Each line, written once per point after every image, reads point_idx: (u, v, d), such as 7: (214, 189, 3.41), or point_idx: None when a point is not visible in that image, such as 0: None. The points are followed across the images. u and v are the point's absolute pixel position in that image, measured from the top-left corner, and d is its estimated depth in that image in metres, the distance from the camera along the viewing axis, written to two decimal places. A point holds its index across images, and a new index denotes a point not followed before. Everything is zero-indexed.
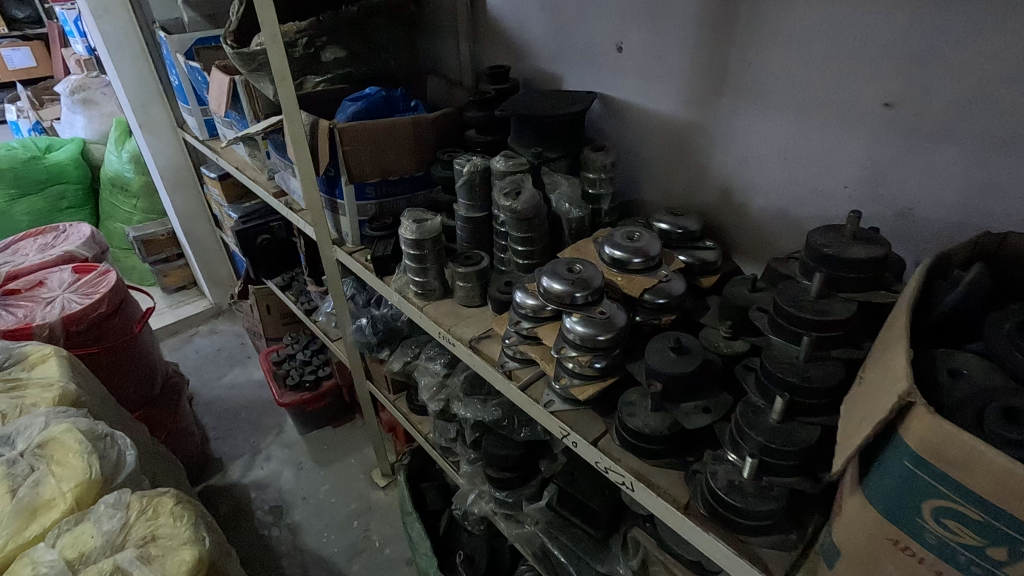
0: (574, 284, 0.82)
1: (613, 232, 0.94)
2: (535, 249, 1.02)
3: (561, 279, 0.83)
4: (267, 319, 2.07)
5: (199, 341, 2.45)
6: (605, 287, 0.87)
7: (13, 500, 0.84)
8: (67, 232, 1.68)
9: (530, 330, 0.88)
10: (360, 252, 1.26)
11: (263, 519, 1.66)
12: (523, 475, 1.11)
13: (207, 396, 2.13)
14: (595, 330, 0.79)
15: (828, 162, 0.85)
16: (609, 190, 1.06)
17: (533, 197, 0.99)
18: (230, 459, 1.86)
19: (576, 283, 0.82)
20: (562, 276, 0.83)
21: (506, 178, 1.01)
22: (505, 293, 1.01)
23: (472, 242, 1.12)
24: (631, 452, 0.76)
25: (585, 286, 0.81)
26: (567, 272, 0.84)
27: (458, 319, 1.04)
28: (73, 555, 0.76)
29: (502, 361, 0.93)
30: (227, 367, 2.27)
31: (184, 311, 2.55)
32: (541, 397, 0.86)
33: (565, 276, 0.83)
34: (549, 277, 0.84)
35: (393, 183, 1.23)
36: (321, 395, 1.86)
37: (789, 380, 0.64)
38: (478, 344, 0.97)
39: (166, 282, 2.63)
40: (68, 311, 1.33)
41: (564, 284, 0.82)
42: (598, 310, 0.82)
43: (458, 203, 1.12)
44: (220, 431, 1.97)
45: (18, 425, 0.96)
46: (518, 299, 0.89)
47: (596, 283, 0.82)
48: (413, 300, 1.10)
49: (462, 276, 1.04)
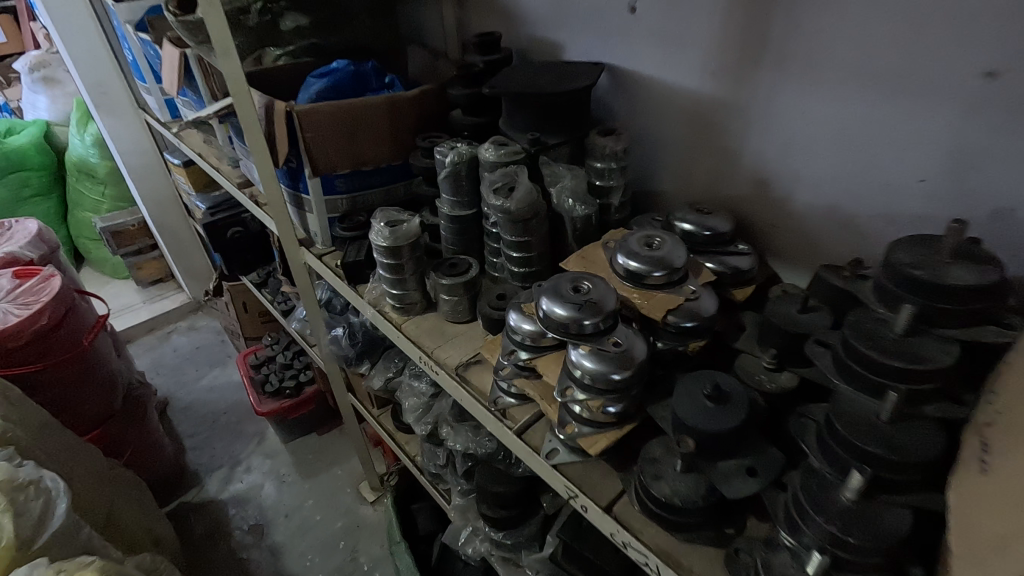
0: (582, 309, 0.65)
1: (627, 237, 0.77)
2: (533, 256, 0.86)
3: (566, 302, 0.66)
4: (245, 317, 1.91)
5: (177, 339, 2.28)
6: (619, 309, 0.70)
7: None
8: (12, 229, 1.51)
9: (527, 362, 0.72)
10: (331, 255, 1.09)
11: (242, 540, 1.53)
12: (524, 513, 0.96)
13: (184, 401, 1.97)
14: (608, 369, 0.63)
15: (897, 148, 0.67)
16: (620, 182, 0.89)
17: (530, 194, 0.81)
18: (207, 472, 1.72)
19: (584, 307, 0.65)
20: (566, 298, 0.67)
21: (498, 171, 0.84)
22: (497, 310, 0.85)
23: (458, 245, 0.95)
24: (656, 524, 0.62)
25: (596, 311, 0.65)
26: (573, 293, 0.68)
27: (443, 339, 0.88)
28: None
29: (494, 397, 0.77)
30: (206, 368, 2.12)
31: (160, 306, 2.38)
32: (541, 445, 0.71)
33: (570, 298, 0.67)
34: (550, 298, 0.68)
35: (367, 175, 1.05)
36: (303, 401, 1.71)
37: (868, 450, 0.49)
38: (466, 373, 0.82)
39: (141, 275, 2.45)
40: (2, 326, 1.16)
41: (570, 309, 0.65)
42: (612, 341, 0.66)
43: (441, 198, 0.94)
44: (197, 440, 1.83)
45: None
46: (511, 322, 0.73)
47: (608, 306, 0.66)
48: (390, 316, 0.93)
49: (446, 289, 0.88)
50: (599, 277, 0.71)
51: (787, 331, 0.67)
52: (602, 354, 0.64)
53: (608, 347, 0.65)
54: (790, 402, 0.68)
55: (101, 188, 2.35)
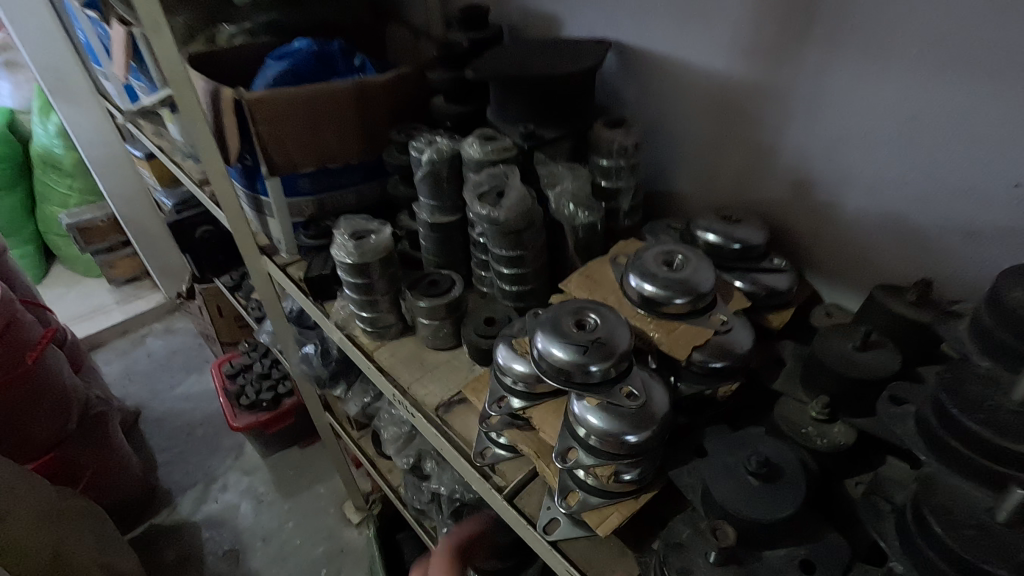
0: (588, 353, 0.52)
1: (641, 253, 0.63)
2: (527, 273, 0.72)
3: (569, 342, 0.53)
4: (221, 322, 1.78)
5: (152, 343, 2.14)
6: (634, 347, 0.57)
7: None
8: None
9: (520, 411, 0.59)
10: (297, 265, 0.95)
11: (216, 567, 1.42)
12: (520, 562, 0.85)
13: (157, 411, 1.84)
14: (621, 431, 0.51)
15: (985, 146, 0.53)
16: (631, 183, 0.75)
17: (524, 201, 0.67)
18: (180, 490, 1.60)
19: (590, 350, 0.52)
20: (569, 336, 0.53)
21: (484, 172, 0.69)
22: (486, 338, 0.72)
23: (441, 257, 0.82)
24: None
25: (605, 356, 0.52)
26: (576, 329, 0.54)
27: (421, 371, 0.75)
28: None
29: (481, 448, 0.64)
30: (182, 374, 1.98)
31: (134, 307, 2.23)
32: (538, 513, 0.59)
33: (574, 336, 0.53)
34: (548, 336, 0.54)
35: (335, 173, 0.90)
36: (282, 415, 1.58)
37: (980, 567, 0.36)
38: (448, 416, 0.69)
39: (114, 274, 2.30)
40: None
41: (573, 352, 0.52)
42: (623, 392, 0.53)
43: (418, 202, 0.80)
44: (170, 454, 1.70)
45: None
46: (500, 361, 0.60)
47: (620, 348, 0.53)
48: (361, 341, 0.80)
49: (425, 313, 0.74)
50: (607, 306, 0.57)
51: (844, 376, 0.54)
52: (610, 410, 0.52)
53: (619, 400, 0.52)
54: (843, 464, 0.56)
55: (68, 181, 2.18)
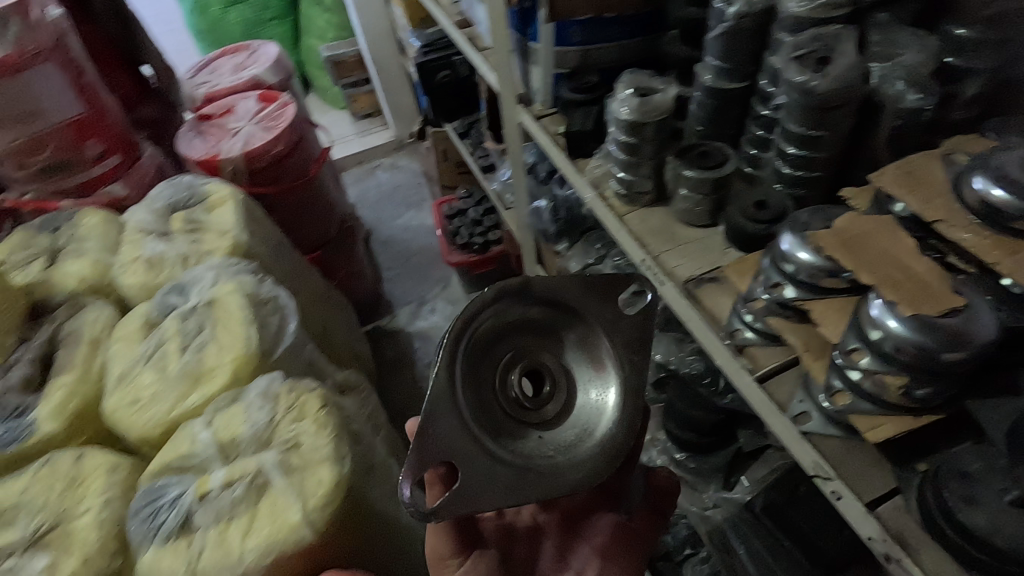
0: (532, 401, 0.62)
1: (996, 154, 0.53)
2: (817, 159, 0.64)
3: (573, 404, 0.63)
4: (443, 165, 1.93)
5: (381, 176, 2.41)
6: (487, 359, 0.61)
7: (181, 359, 0.85)
8: (258, 52, 1.63)
9: (794, 301, 0.57)
10: (551, 118, 0.96)
11: (423, 372, 1.70)
12: (718, 441, 0.89)
13: (384, 235, 2.14)
14: (928, 348, 0.46)
15: None
16: (990, 63, 0.60)
17: (851, 73, 0.58)
18: (399, 304, 1.89)
19: (562, 381, 0.64)
20: (555, 394, 0.63)
21: (806, 33, 0.61)
22: (756, 224, 0.68)
23: (712, 127, 0.76)
24: (947, 553, 0.47)
25: (522, 399, 0.62)
26: (636, 328, 0.63)
27: (672, 241, 0.75)
28: (225, 439, 0.76)
29: (731, 328, 0.64)
30: (404, 208, 2.23)
31: (370, 140, 2.49)
32: (788, 402, 0.58)
33: (494, 522, 0.73)
34: (568, 394, 0.64)
35: (607, 24, 0.85)
36: (489, 259, 1.72)
37: None
38: (696, 288, 0.69)
39: (356, 108, 2.57)
40: (250, 146, 1.29)
41: (588, 404, 0.63)
42: (494, 373, 0.61)
43: (702, 65, 0.74)
44: (392, 272, 2.00)
45: (193, 276, 0.96)
46: (782, 247, 0.57)
47: (503, 396, 0.61)
48: (612, 204, 0.82)
49: (689, 184, 0.72)
50: (556, 292, 0.63)
51: None
52: (499, 409, 0.60)
53: (499, 382, 0.61)
54: None
55: (329, 15, 2.36)
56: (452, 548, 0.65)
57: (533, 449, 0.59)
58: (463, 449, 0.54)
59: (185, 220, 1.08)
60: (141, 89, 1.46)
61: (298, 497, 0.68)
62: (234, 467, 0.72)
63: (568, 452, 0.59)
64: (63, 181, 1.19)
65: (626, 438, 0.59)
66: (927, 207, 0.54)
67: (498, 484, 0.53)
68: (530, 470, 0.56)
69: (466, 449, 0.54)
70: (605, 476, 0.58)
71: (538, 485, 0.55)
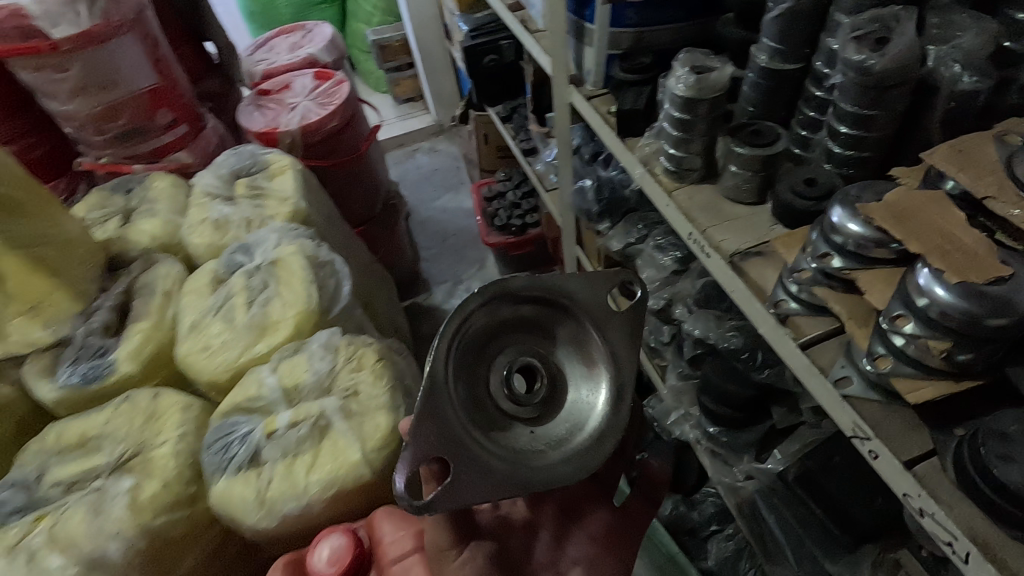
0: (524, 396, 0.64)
1: None
2: (869, 138, 0.66)
3: (562, 400, 0.66)
4: (483, 149, 1.97)
5: (421, 159, 2.47)
6: (480, 355, 0.62)
7: (248, 312, 0.92)
8: (313, 32, 1.70)
9: (841, 270, 0.59)
10: (602, 98, 0.99)
11: None
12: (751, 417, 0.91)
13: (422, 216, 2.19)
14: (971, 312, 0.48)
15: None
16: None
17: (909, 53, 0.60)
18: (435, 282, 1.94)
19: (553, 377, 0.66)
20: (548, 388, 0.66)
21: (864, 15, 0.64)
22: (804, 201, 0.70)
23: (763, 107, 0.78)
24: (980, 510, 0.49)
25: (515, 393, 0.63)
26: (625, 326, 0.68)
27: (719, 217, 0.78)
28: (289, 385, 0.81)
29: (776, 298, 0.67)
30: (441, 191, 2.29)
31: (410, 124, 2.54)
32: (830, 367, 0.61)
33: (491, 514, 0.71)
34: (558, 390, 0.66)
35: (663, 7, 0.88)
36: (526, 242, 1.77)
37: None
38: (742, 261, 0.72)
39: (398, 92, 2.63)
40: (307, 121, 1.35)
41: (577, 401, 0.66)
42: (489, 369, 0.62)
43: (757, 47, 0.76)
44: (429, 252, 2.05)
45: (257, 238, 1.03)
46: (831, 219, 0.60)
47: (496, 391, 0.62)
48: (661, 180, 0.84)
49: (739, 161, 0.74)
50: (549, 291, 0.66)
51: None
52: (493, 405, 0.61)
53: (492, 378, 0.63)
54: None
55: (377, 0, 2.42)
56: (452, 538, 0.64)
57: (525, 443, 0.61)
58: (458, 444, 0.55)
59: (249, 186, 1.15)
60: (203, 65, 1.53)
61: (357, 438, 0.74)
62: (298, 409, 0.78)
63: (557, 446, 0.62)
64: (135, 147, 1.27)
65: (614, 433, 0.63)
66: (977, 183, 0.56)
67: (493, 479, 0.55)
68: (523, 464, 0.58)
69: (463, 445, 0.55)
70: (595, 467, 0.61)
71: (530, 478, 0.57)
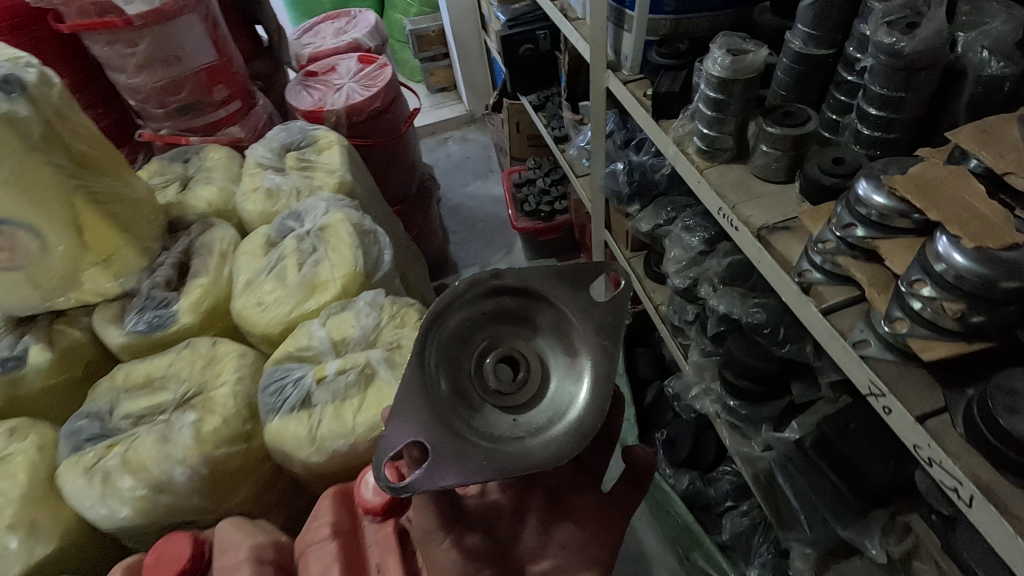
0: (508, 387, 0.65)
1: None
2: (897, 120, 0.70)
3: (547, 393, 0.66)
4: (515, 137, 2.02)
5: (452, 147, 2.53)
6: (461, 347, 0.66)
7: (299, 272, 0.98)
8: (357, 18, 1.77)
9: (863, 240, 0.63)
10: (638, 83, 1.03)
11: None
12: (771, 391, 0.94)
13: (452, 202, 2.25)
14: (986, 276, 0.52)
15: None
16: None
17: (938, 37, 0.64)
18: (464, 265, 2.00)
19: (537, 369, 0.67)
20: (534, 380, 0.67)
21: (897, 1, 0.67)
22: (832, 177, 0.73)
23: (795, 91, 0.82)
24: (986, 459, 0.53)
25: (498, 385, 0.65)
26: (608, 315, 0.68)
27: (749, 194, 0.82)
28: (337, 338, 0.88)
29: (800, 269, 0.71)
30: (471, 178, 2.35)
31: (442, 113, 2.61)
32: (849, 331, 0.65)
33: (478, 499, 0.74)
34: (543, 383, 0.67)
35: None
36: (554, 227, 1.83)
37: None
38: (769, 234, 0.76)
39: (432, 82, 2.69)
40: (352, 101, 1.42)
41: (562, 394, 0.66)
42: (471, 362, 0.66)
43: (792, 32, 0.80)
44: (459, 236, 2.11)
45: (307, 205, 1.09)
46: (858, 191, 0.63)
47: (478, 382, 0.65)
48: (693, 160, 0.88)
49: (770, 140, 0.78)
50: (528, 284, 0.68)
51: None
52: (475, 395, 0.64)
53: (475, 369, 0.65)
54: None
55: None
56: (438, 522, 0.66)
57: (504, 431, 0.62)
58: (431, 429, 0.58)
59: (299, 159, 1.22)
60: (254, 46, 1.60)
61: None
62: (346, 359, 0.84)
63: (537, 434, 0.62)
64: (191, 121, 1.35)
65: (593, 419, 0.61)
66: (999, 160, 0.59)
67: (464, 463, 0.56)
68: (497, 450, 0.58)
69: (433, 429, 0.58)
70: (572, 453, 0.59)
71: (504, 461, 0.57)
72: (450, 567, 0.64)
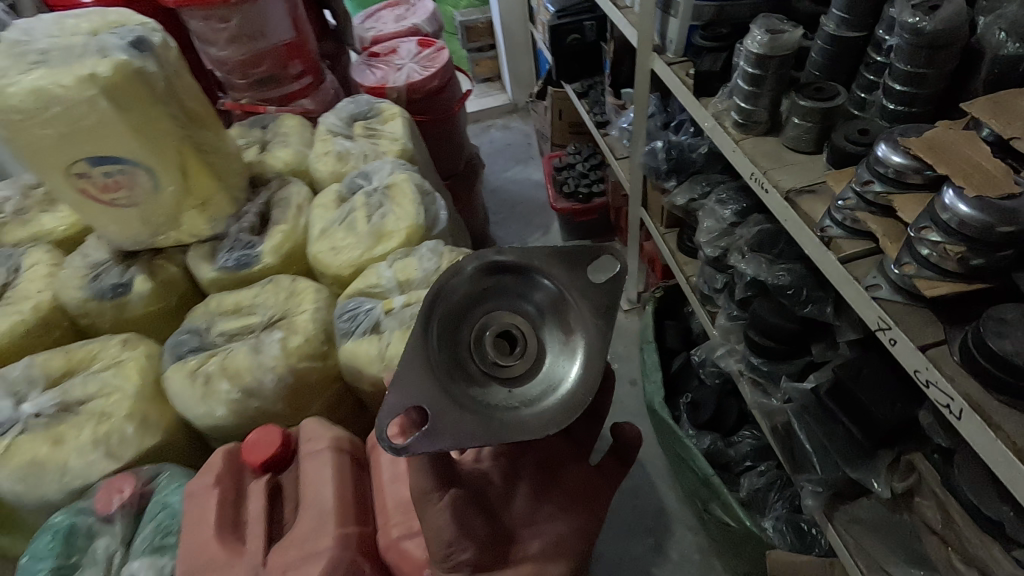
0: (506, 358, 0.67)
1: None
2: (919, 95, 0.77)
3: (542, 365, 0.69)
4: (557, 124, 2.12)
5: (494, 133, 2.64)
6: (462, 318, 0.68)
7: (368, 223, 1.10)
8: (416, 5, 1.89)
9: (881, 195, 0.72)
10: (681, 64, 1.12)
11: None
12: (791, 350, 1.03)
13: (493, 184, 2.37)
14: (985, 220, 0.59)
15: None
16: None
17: (958, 18, 0.72)
18: (503, 243, 2.12)
19: (535, 343, 0.69)
20: (531, 349, 0.69)
21: None
22: (856, 145, 0.81)
23: (828, 70, 0.90)
24: (975, 379, 0.61)
25: (496, 355, 0.67)
26: (605, 297, 0.71)
27: (780, 163, 0.90)
28: (403, 278, 0.99)
29: (822, 225, 0.79)
30: (512, 163, 2.46)
31: (486, 101, 2.73)
32: (863, 277, 0.73)
33: (472, 465, 0.75)
34: (540, 354, 0.69)
35: None
36: (592, 209, 1.92)
37: None
38: (796, 196, 0.84)
39: (477, 71, 2.81)
40: (412, 80, 1.54)
41: (556, 368, 0.68)
42: (470, 334, 0.67)
43: (827, 16, 0.88)
44: (499, 216, 2.22)
45: (374, 167, 1.22)
46: (879, 153, 0.71)
47: (477, 351, 0.67)
48: (730, 132, 0.97)
49: (802, 112, 0.87)
50: (526, 263, 0.70)
51: None
52: (473, 365, 0.66)
53: (473, 341, 0.67)
54: None
55: None
56: (433, 482, 0.66)
57: (500, 401, 0.65)
58: (430, 397, 0.61)
59: (366, 128, 1.34)
60: (323, 28, 1.74)
61: None
62: (411, 295, 0.95)
63: (532, 405, 0.65)
64: (268, 92, 1.49)
65: (587, 392, 0.64)
66: (1007, 126, 0.67)
67: (460, 430, 0.59)
68: (493, 420, 0.61)
69: (433, 397, 0.61)
70: (565, 424, 0.63)
71: (500, 430, 0.61)
72: (444, 525, 0.65)
